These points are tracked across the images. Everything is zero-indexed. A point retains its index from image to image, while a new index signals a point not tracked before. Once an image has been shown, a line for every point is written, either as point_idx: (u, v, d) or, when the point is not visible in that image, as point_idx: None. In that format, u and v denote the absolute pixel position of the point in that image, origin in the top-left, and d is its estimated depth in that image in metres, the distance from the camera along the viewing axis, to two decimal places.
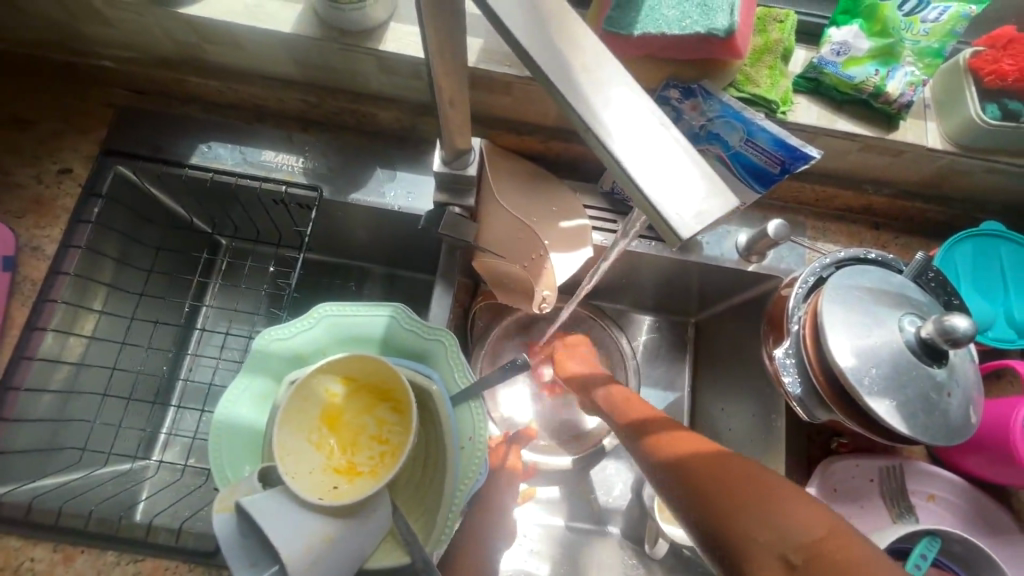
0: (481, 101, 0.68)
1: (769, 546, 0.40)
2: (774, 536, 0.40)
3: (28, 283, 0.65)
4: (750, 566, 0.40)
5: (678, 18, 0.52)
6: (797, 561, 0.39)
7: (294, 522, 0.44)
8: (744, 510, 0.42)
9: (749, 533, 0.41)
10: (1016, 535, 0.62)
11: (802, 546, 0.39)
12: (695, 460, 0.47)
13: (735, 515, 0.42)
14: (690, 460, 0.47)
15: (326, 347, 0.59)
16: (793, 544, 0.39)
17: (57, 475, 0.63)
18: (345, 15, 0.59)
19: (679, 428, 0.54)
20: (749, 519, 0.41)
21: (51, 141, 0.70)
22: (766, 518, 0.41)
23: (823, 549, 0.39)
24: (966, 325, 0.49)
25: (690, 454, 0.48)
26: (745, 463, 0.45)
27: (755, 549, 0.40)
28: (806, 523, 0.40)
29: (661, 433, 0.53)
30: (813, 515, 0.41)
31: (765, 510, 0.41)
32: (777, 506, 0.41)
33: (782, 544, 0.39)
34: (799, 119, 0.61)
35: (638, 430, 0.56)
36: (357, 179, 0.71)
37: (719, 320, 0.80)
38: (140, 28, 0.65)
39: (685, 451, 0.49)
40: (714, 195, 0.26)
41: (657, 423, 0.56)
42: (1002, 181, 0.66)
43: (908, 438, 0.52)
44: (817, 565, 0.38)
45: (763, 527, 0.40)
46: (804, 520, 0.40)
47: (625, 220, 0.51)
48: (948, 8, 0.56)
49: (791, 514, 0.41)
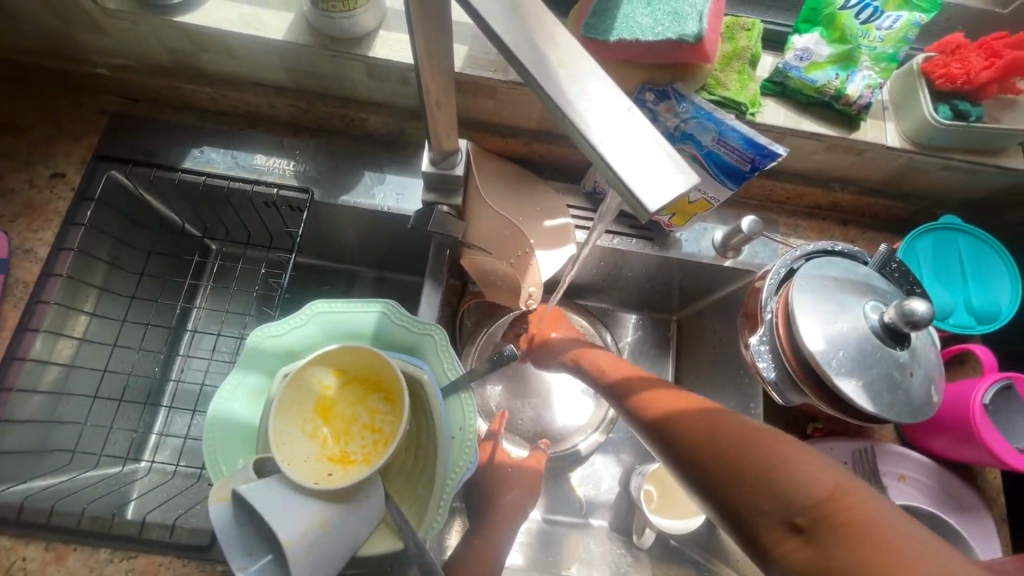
0: (468, 105, 0.71)
1: (774, 513, 0.42)
2: (779, 501, 0.42)
3: (21, 284, 0.66)
4: (759, 528, 0.43)
5: (651, 25, 0.56)
6: (805, 524, 0.41)
7: (293, 506, 0.46)
8: (745, 478, 0.44)
9: (755, 499, 0.43)
10: (983, 511, 0.65)
11: (809, 509, 0.41)
12: (692, 422, 0.49)
13: (740, 481, 0.44)
14: (685, 421, 0.50)
15: (318, 343, 0.61)
16: (800, 508, 0.41)
17: (47, 476, 0.63)
18: (335, 23, 0.62)
19: (663, 385, 0.57)
20: (755, 485, 0.43)
21: (44, 146, 0.71)
22: (771, 486, 0.43)
23: (829, 511, 0.40)
24: (924, 309, 0.52)
25: (687, 413, 0.50)
26: (745, 425, 0.47)
27: (761, 517, 0.43)
28: (812, 487, 0.42)
29: (650, 393, 0.55)
30: (818, 477, 0.42)
31: (767, 476, 0.43)
32: (782, 469, 0.43)
33: (786, 511, 0.42)
34: (767, 121, 0.65)
35: (618, 394, 0.59)
36: (346, 182, 0.73)
37: (700, 317, 0.83)
38: (135, 37, 0.67)
39: (674, 408, 0.52)
40: (681, 175, 0.29)
41: (643, 381, 0.58)
42: (957, 178, 0.71)
43: (877, 417, 0.55)
44: (824, 525, 0.40)
45: (767, 491, 0.43)
46: (810, 483, 0.42)
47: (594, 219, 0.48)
48: (900, 17, 0.60)
49: (797, 477, 0.42)
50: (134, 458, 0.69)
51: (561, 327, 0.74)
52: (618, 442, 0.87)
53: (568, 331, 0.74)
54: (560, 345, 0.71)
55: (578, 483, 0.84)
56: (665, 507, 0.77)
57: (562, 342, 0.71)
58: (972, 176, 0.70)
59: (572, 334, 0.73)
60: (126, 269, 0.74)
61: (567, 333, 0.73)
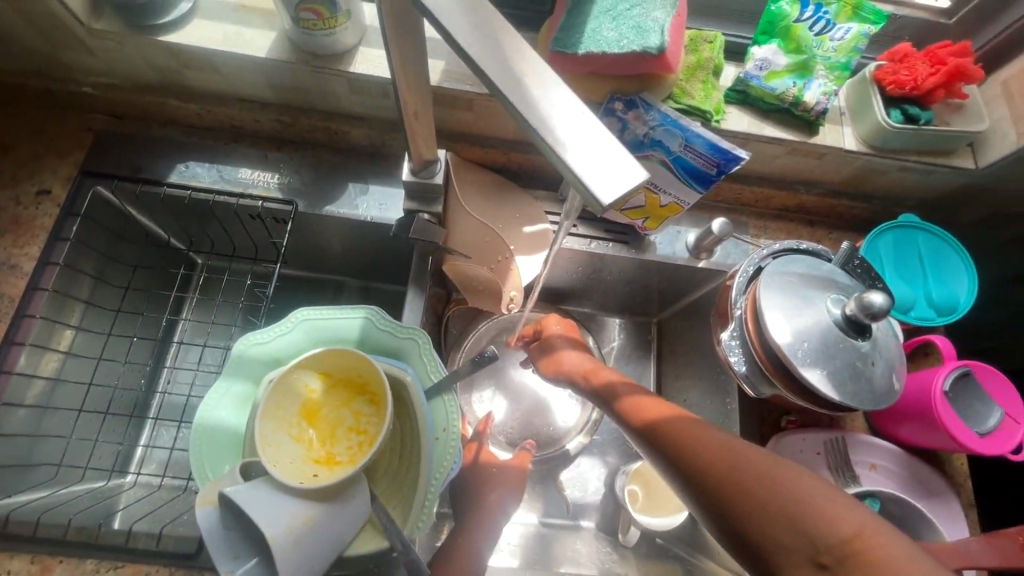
0: (447, 118, 0.73)
1: (798, 550, 0.41)
2: (801, 536, 0.41)
3: (7, 299, 0.66)
4: (783, 565, 0.42)
5: (617, 39, 0.59)
6: (828, 562, 0.40)
7: (277, 506, 0.47)
8: (767, 512, 0.43)
9: (777, 534, 0.42)
10: (950, 495, 0.68)
11: (834, 547, 0.40)
12: (704, 447, 0.48)
13: (758, 514, 0.44)
14: (696, 445, 0.49)
15: (303, 350, 0.62)
16: (824, 545, 0.40)
17: (30, 490, 0.63)
18: (316, 40, 0.64)
19: (643, 392, 0.59)
20: (775, 517, 0.43)
21: (29, 164, 0.72)
22: (794, 521, 0.42)
23: (854, 549, 0.40)
24: (881, 300, 0.55)
25: (694, 431, 0.50)
26: (764, 456, 0.46)
27: (784, 553, 0.42)
28: (836, 524, 0.41)
29: (650, 406, 0.56)
30: (842, 515, 0.41)
31: (788, 509, 0.43)
32: (801, 503, 0.42)
33: (811, 548, 0.41)
34: (731, 127, 0.68)
35: (606, 398, 0.61)
36: (330, 195, 0.75)
37: (678, 318, 0.86)
38: (121, 57, 0.69)
39: (661, 415, 0.54)
40: (634, 172, 0.31)
41: (626, 385, 0.61)
42: (914, 179, 0.74)
43: (843, 406, 0.58)
44: (849, 565, 0.39)
45: (790, 526, 0.42)
46: (833, 520, 0.41)
47: (560, 226, 0.50)
48: (851, 29, 0.65)
49: (818, 511, 0.42)
50: (119, 472, 0.70)
51: (560, 325, 0.74)
52: (603, 443, 0.88)
53: (567, 329, 0.74)
54: (559, 348, 0.70)
55: (566, 486, 0.85)
56: (651, 507, 0.78)
57: (568, 350, 0.69)
58: (928, 177, 0.73)
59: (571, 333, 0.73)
60: (111, 283, 0.75)
61: (563, 331, 0.73)
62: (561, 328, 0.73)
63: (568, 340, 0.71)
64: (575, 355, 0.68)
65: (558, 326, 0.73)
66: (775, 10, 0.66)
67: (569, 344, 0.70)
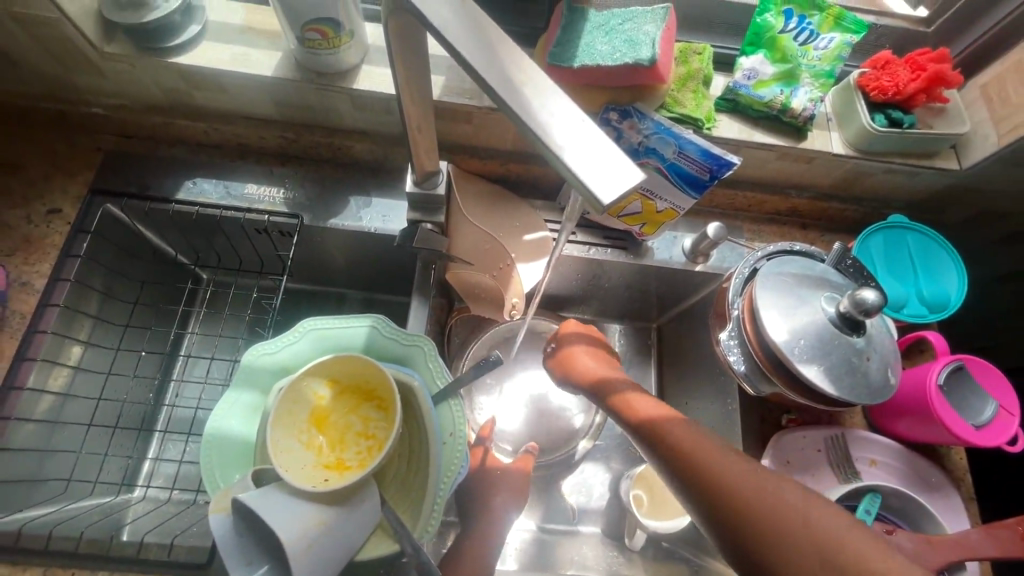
0: (448, 131, 0.76)
1: None
2: (828, 567, 0.40)
3: (18, 316, 0.67)
4: None
5: (611, 52, 0.61)
6: None
7: (291, 512, 0.47)
8: (793, 538, 0.42)
9: (801, 563, 0.41)
10: (950, 489, 0.69)
11: None
12: (729, 469, 0.48)
13: (783, 539, 0.42)
14: (719, 465, 0.48)
15: (311, 359, 0.64)
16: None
17: (38, 506, 0.64)
18: (320, 59, 0.66)
19: (641, 390, 0.61)
20: (802, 545, 0.41)
21: (39, 184, 0.74)
22: (821, 551, 0.41)
23: None
24: (873, 297, 0.57)
25: (704, 449, 0.50)
26: (791, 486, 0.46)
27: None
28: (866, 561, 0.40)
29: (657, 416, 0.55)
30: (873, 554, 0.40)
31: (817, 540, 0.41)
32: (831, 536, 0.41)
33: None
34: (722, 134, 0.70)
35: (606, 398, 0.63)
36: (334, 207, 0.77)
37: (678, 321, 0.87)
38: (132, 79, 0.71)
39: (658, 414, 0.55)
40: (632, 174, 0.33)
41: (628, 385, 0.61)
42: (901, 181, 0.77)
43: (840, 401, 0.59)
44: None
45: (817, 555, 0.41)
46: (864, 556, 0.40)
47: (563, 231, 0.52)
48: (834, 39, 0.69)
49: (848, 548, 0.41)
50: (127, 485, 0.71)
51: (582, 329, 0.73)
52: (607, 448, 0.89)
53: (590, 334, 0.73)
54: (574, 353, 0.69)
55: (571, 492, 0.86)
56: (656, 510, 0.79)
57: (587, 356, 0.68)
58: (914, 178, 0.76)
59: (593, 339, 0.72)
60: (119, 299, 0.76)
61: (584, 337, 0.71)
62: (580, 332, 0.72)
63: (585, 345, 0.70)
64: (598, 362, 0.67)
65: (575, 330, 0.72)
66: (761, 22, 0.69)
67: (586, 349, 0.69)
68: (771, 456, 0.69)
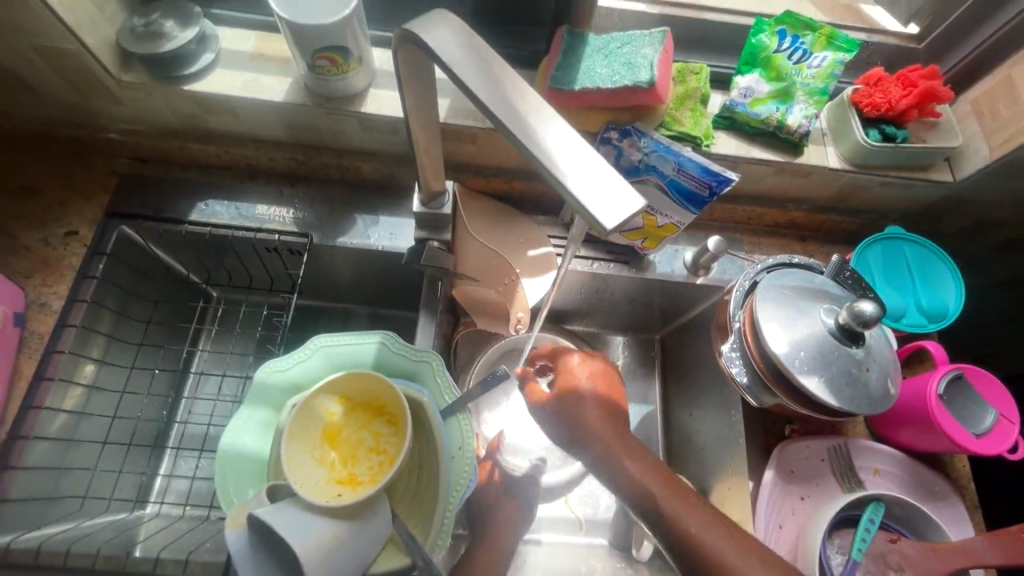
0: (453, 151, 0.78)
1: None
2: None
3: (37, 336, 0.69)
4: None
5: (610, 75, 0.64)
6: None
7: (305, 526, 0.49)
8: None
9: None
10: (954, 497, 0.70)
11: None
12: (708, 530, 0.55)
13: None
14: (697, 524, 0.55)
15: (322, 375, 0.65)
16: None
17: (54, 524, 0.65)
18: (330, 84, 0.69)
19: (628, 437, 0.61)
20: None
21: (56, 208, 0.76)
22: None
23: None
24: (872, 309, 0.58)
25: (689, 516, 0.56)
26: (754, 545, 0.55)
27: None
28: None
29: (670, 502, 0.57)
30: None
31: None
32: None
33: None
34: (720, 150, 0.72)
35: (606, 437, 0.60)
36: (343, 226, 0.79)
37: (680, 333, 0.89)
38: (147, 105, 0.73)
39: (641, 472, 0.58)
40: (633, 201, 0.35)
41: (617, 438, 0.60)
42: (897, 193, 0.78)
43: (841, 411, 0.60)
44: None
45: None
46: None
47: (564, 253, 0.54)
48: (826, 58, 0.71)
49: None
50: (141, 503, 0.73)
51: (595, 363, 0.65)
52: None
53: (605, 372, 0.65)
54: (576, 406, 0.62)
55: (579, 503, 0.87)
56: None
57: (589, 404, 0.62)
58: (910, 191, 0.77)
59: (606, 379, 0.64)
60: (133, 317, 0.77)
61: (594, 376, 0.64)
62: (588, 367, 0.64)
63: (590, 386, 0.63)
64: (599, 411, 0.62)
65: (584, 363, 0.64)
66: (755, 42, 0.72)
67: (593, 394, 0.62)
68: (776, 467, 0.69)
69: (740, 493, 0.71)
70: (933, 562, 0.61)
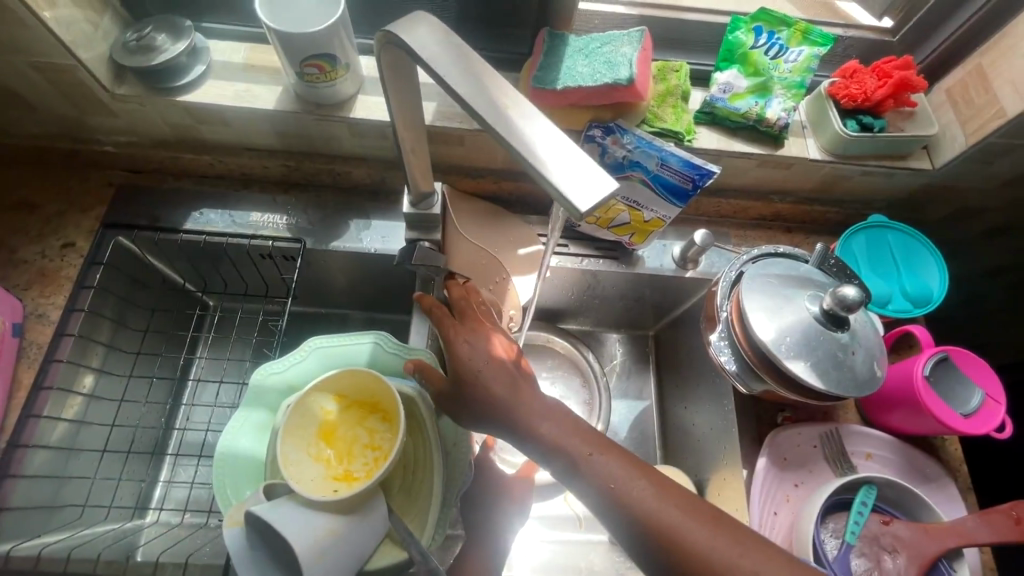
0: (441, 153, 0.79)
1: None
2: None
3: (35, 346, 0.70)
4: None
5: (591, 73, 0.66)
6: None
7: (304, 521, 0.49)
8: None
9: None
10: (946, 479, 0.71)
11: None
12: (682, 513, 0.47)
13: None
14: (673, 509, 0.47)
15: (316, 376, 0.66)
16: None
17: (54, 532, 0.66)
18: (319, 91, 0.70)
19: (613, 446, 0.51)
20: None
21: (53, 220, 0.78)
22: None
23: None
24: (854, 293, 0.59)
25: (655, 501, 0.47)
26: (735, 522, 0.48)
27: None
28: None
29: (652, 500, 0.47)
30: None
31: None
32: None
33: None
34: (703, 145, 0.73)
35: (575, 437, 0.51)
36: (335, 230, 0.81)
37: (672, 327, 0.90)
38: (142, 118, 0.75)
39: (620, 474, 0.48)
40: (607, 184, 0.36)
41: (588, 441, 0.50)
42: (878, 183, 0.80)
43: (829, 395, 0.61)
44: None
45: None
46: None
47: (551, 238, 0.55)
48: (802, 52, 0.74)
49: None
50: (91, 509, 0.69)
51: (481, 339, 0.54)
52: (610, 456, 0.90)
53: (495, 349, 0.54)
54: (528, 403, 0.52)
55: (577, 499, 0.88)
56: None
57: (527, 400, 0.52)
58: (891, 180, 0.79)
59: (503, 358, 0.54)
60: (131, 327, 0.78)
61: (486, 358, 0.53)
62: (477, 352, 0.54)
63: (501, 382, 0.52)
64: (555, 409, 0.52)
65: (469, 342, 0.54)
66: (733, 39, 0.75)
67: (497, 386, 0.52)
68: (768, 454, 0.70)
69: (735, 483, 0.72)
70: (927, 543, 0.62)
